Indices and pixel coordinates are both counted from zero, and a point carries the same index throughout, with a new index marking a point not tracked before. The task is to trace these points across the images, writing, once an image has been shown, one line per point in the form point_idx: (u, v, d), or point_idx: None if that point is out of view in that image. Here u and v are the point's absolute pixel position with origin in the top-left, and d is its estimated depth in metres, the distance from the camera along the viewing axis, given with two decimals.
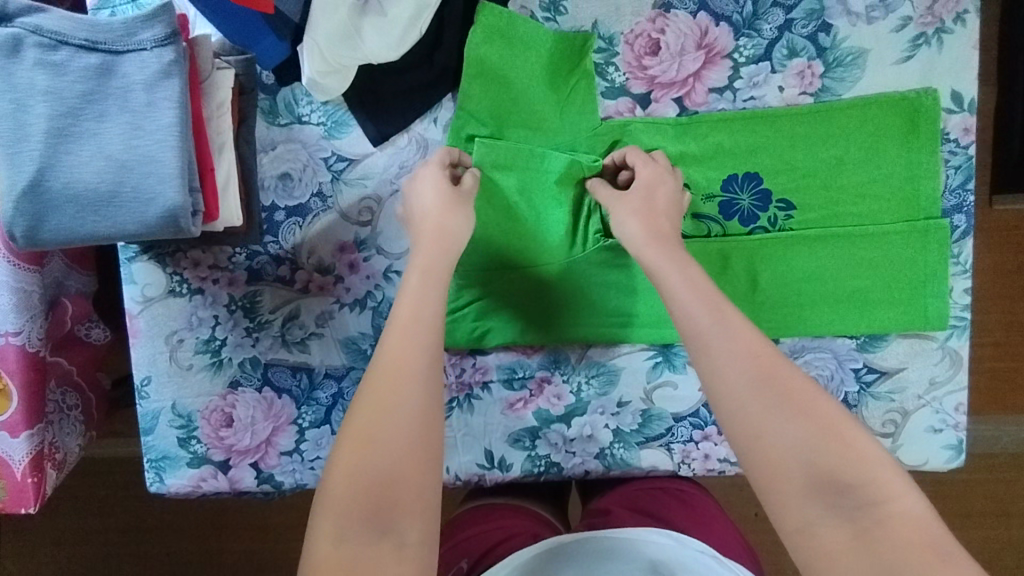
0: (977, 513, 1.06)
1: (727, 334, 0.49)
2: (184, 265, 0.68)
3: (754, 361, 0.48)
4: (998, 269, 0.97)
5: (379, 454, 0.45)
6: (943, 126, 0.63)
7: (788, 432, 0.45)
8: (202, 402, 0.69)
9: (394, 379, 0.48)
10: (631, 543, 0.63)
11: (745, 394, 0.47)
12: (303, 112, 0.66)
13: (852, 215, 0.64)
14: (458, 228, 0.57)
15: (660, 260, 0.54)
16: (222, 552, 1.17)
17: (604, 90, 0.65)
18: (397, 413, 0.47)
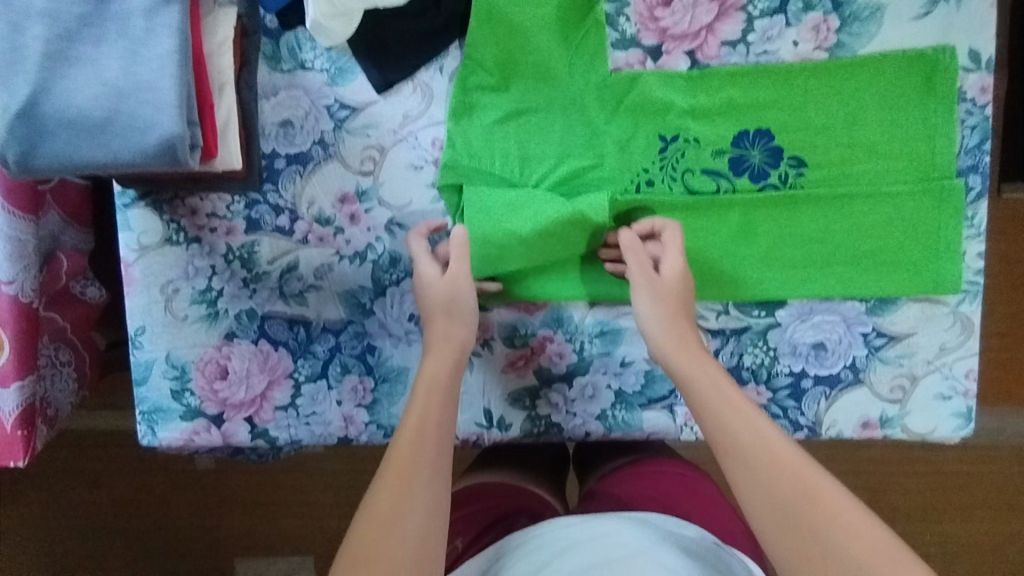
0: (979, 505, 1.05)
1: (751, 431, 0.53)
2: (182, 213, 0.66)
3: (777, 470, 0.51)
4: (1005, 256, 0.96)
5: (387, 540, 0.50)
6: (960, 85, 0.62)
7: (820, 539, 0.47)
8: (196, 354, 0.68)
9: (405, 473, 0.53)
10: (647, 519, 0.65)
11: (770, 504, 0.50)
12: (306, 57, 0.64)
13: (866, 174, 0.62)
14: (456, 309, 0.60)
15: (684, 355, 0.58)
16: (214, 527, 1.15)
17: (615, 41, 0.63)
18: (405, 505, 0.51)
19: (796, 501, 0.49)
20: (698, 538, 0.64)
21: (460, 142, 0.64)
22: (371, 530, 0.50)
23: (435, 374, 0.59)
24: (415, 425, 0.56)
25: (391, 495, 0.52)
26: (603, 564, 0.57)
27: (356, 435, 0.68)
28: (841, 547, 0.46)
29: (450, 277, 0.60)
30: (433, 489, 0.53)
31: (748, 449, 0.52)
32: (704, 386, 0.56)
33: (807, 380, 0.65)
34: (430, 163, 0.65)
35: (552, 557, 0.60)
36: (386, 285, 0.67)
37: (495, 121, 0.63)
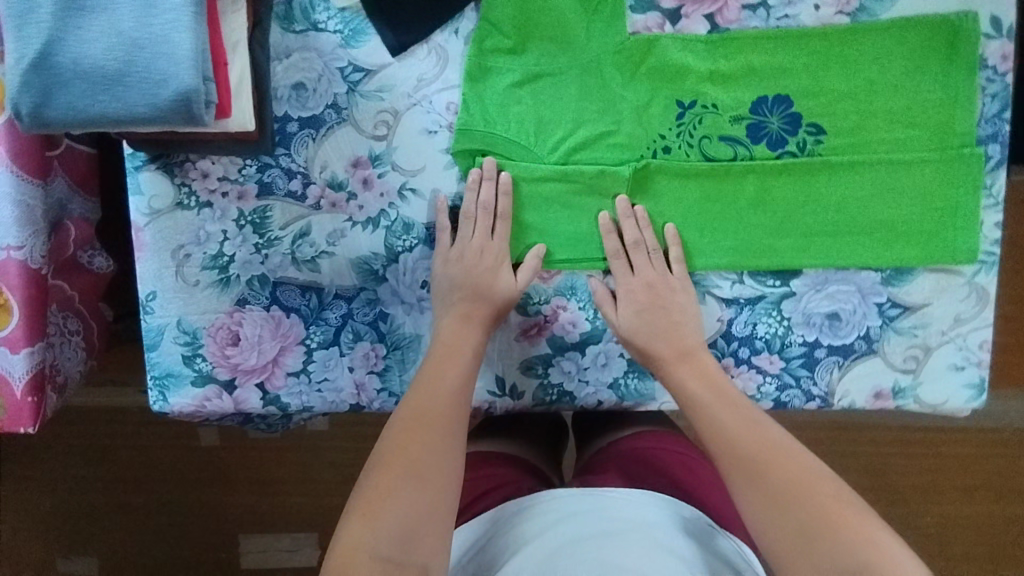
0: (982, 488, 1.05)
1: (738, 419, 0.59)
2: (194, 176, 0.66)
3: (756, 451, 0.57)
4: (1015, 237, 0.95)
5: (415, 467, 0.56)
6: (982, 53, 0.61)
7: (780, 500, 0.54)
8: (208, 319, 0.68)
9: (424, 420, 0.59)
10: (643, 495, 0.65)
11: (749, 477, 0.56)
12: (319, 18, 0.63)
13: (884, 142, 0.62)
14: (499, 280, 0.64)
15: (683, 360, 0.63)
16: (219, 504, 1.16)
17: (633, 3, 0.62)
18: (429, 443, 0.58)
19: (772, 478, 0.55)
20: (689, 520, 0.64)
21: (476, 106, 0.63)
22: (396, 459, 0.57)
23: (455, 340, 0.63)
24: (437, 373, 0.62)
25: (415, 432, 0.58)
26: (595, 537, 0.58)
27: (368, 402, 0.68)
28: (795, 506, 0.53)
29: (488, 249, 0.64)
30: (450, 433, 0.59)
31: (732, 435, 0.59)
32: (693, 377, 0.62)
33: (820, 350, 0.65)
34: (444, 128, 0.64)
35: (547, 526, 0.61)
36: (399, 252, 0.66)
37: (511, 85, 0.63)
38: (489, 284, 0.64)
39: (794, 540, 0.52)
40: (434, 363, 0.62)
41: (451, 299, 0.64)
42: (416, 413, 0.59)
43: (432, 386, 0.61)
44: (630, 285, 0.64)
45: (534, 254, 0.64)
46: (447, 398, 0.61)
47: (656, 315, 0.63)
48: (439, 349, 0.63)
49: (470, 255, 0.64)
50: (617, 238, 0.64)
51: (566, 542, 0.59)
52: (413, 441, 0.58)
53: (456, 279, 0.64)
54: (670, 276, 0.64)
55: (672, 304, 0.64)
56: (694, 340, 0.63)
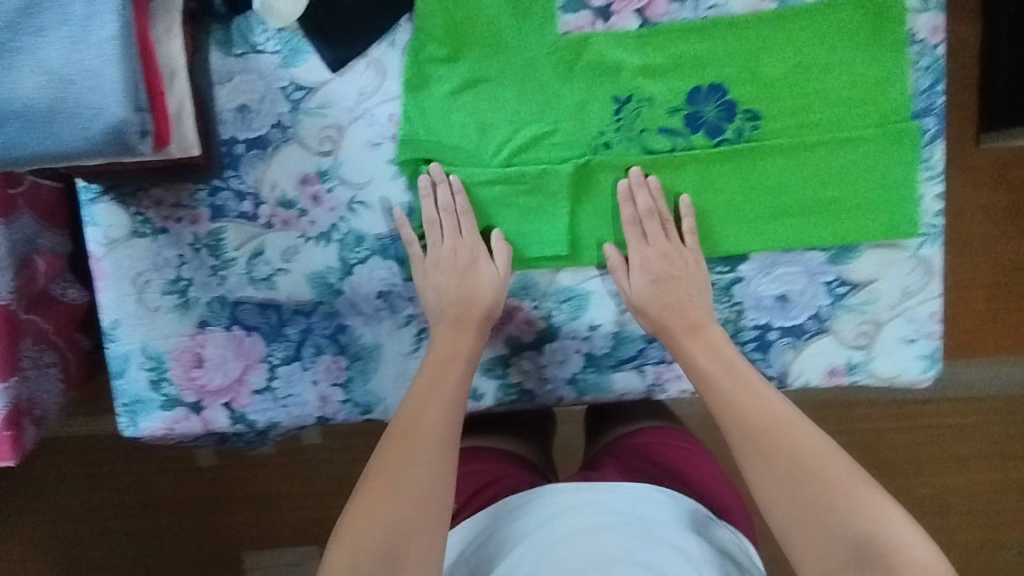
0: (968, 456, 1.06)
1: (751, 396, 0.58)
2: (147, 204, 0.67)
3: (768, 425, 0.56)
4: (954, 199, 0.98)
5: (405, 480, 0.55)
6: (911, 27, 0.61)
7: (794, 475, 0.54)
8: (172, 343, 0.69)
9: (413, 432, 0.58)
10: (641, 490, 0.65)
11: (761, 452, 0.55)
12: (258, 40, 0.64)
13: (819, 123, 0.63)
14: (481, 280, 0.64)
15: (690, 338, 0.62)
16: (222, 524, 1.17)
17: (563, 3, 0.62)
18: (418, 456, 0.57)
19: (781, 453, 0.55)
20: (681, 510, 0.65)
21: (417, 116, 0.64)
22: (385, 473, 0.56)
23: (450, 351, 0.63)
24: (435, 368, 0.62)
25: (405, 444, 0.57)
26: (591, 531, 0.59)
27: (333, 414, 0.69)
28: (807, 482, 0.53)
29: (461, 244, 0.65)
30: (442, 441, 0.58)
31: (744, 410, 0.58)
32: (702, 351, 0.62)
33: (773, 332, 0.66)
34: (387, 139, 0.65)
35: (542, 522, 0.62)
36: (352, 264, 0.67)
37: (449, 92, 0.63)
38: (474, 278, 0.64)
39: (806, 518, 0.52)
40: (430, 368, 0.62)
41: (443, 302, 0.64)
42: (408, 422, 0.59)
43: (425, 397, 0.60)
44: (648, 251, 0.64)
45: (494, 237, 0.65)
46: (445, 400, 0.60)
47: (667, 287, 0.63)
48: (444, 347, 0.63)
49: (445, 261, 0.65)
50: (632, 206, 0.64)
51: (565, 534, 0.59)
52: (404, 454, 0.57)
53: (442, 282, 0.64)
54: (684, 247, 0.64)
55: (682, 275, 0.64)
56: (702, 315, 0.63)
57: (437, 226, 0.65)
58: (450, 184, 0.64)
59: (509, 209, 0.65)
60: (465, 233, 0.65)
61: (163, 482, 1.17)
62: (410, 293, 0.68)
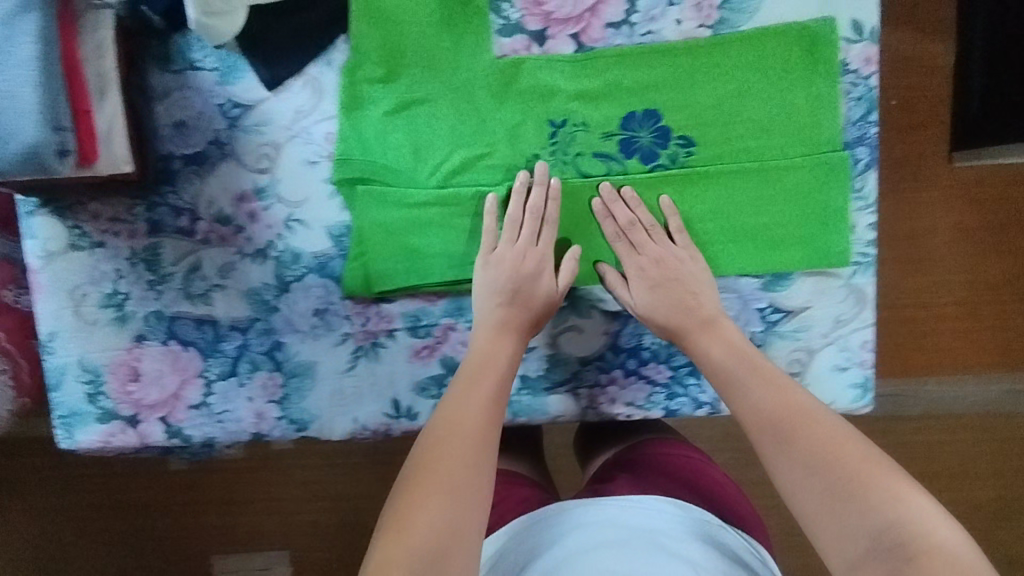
0: (943, 462, 1.07)
1: (772, 389, 0.56)
2: (84, 218, 0.67)
3: (786, 414, 0.54)
4: (908, 204, 0.89)
5: (450, 472, 0.52)
6: (844, 57, 0.61)
7: (816, 462, 0.51)
8: (109, 357, 0.69)
9: (460, 426, 0.55)
10: (646, 501, 0.64)
11: (783, 441, 0.53)
12: (196, 57, 0.64)
13: (753, 150, 0.62)
14: (535, 282, 0.63)
15: (702, 334, 0.61)
16: (192, 524, 1.16)
17: (500, 27, 0.63)
18: (462, 448, 0.54)
19: (801, 441, 0.52)
20: (694, 523, 0.63)
21: (353, 136, 0.64)
22: (430, 467, 0.52)
23: (489, 354, 0.61)
24: (482, 362, 0.60)
25: (451, 437, 0.54)
26: (601, 546, 0.59)
27: (268, 430, 0.69)
28: (828, 468, 0.50)
29: (517, 253, 0.63)
30: (486, 434, 0.56)
31: (767, 403, 0.56)
32: (717, 343, 0.61)
33: None
34: (324, 158, 0.65)
35: (555, 538, 0.61)
36: (289, 282, 0.67)
37: (385, 113, 0.63)
38: (532, 288, 0.63)
39: (827, 505, 0.49)
40: (475, 362, 0.60)
41: (489, 304, 0.63)
42: (450, 416, 0.56)
43: (466, 391, 0.58)
44: (641, 264, 0.63)
45: (570, 253, 0.64)
46: (484, 400, 0.57)
47: (667, 291, 0.62)
48: (483, 347, 0.61)
49: (510, 259, 0.63)
50: (613, 220, 0.63)
51: (583, 548, 0.59)
52: (446, 446, 0.54)
53: (494, 281, 0.63)
54: (678, 246, 0.63)
55: (682, 276, 0.63)
56: (712, 309, 0.62)
57: (515, 227, 0.63)
58: (548, 188, 0.63)
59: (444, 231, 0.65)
60: (540, 242, 0.64)
61: (133, 484, 1.15)
62: (346, 311, 0.68)
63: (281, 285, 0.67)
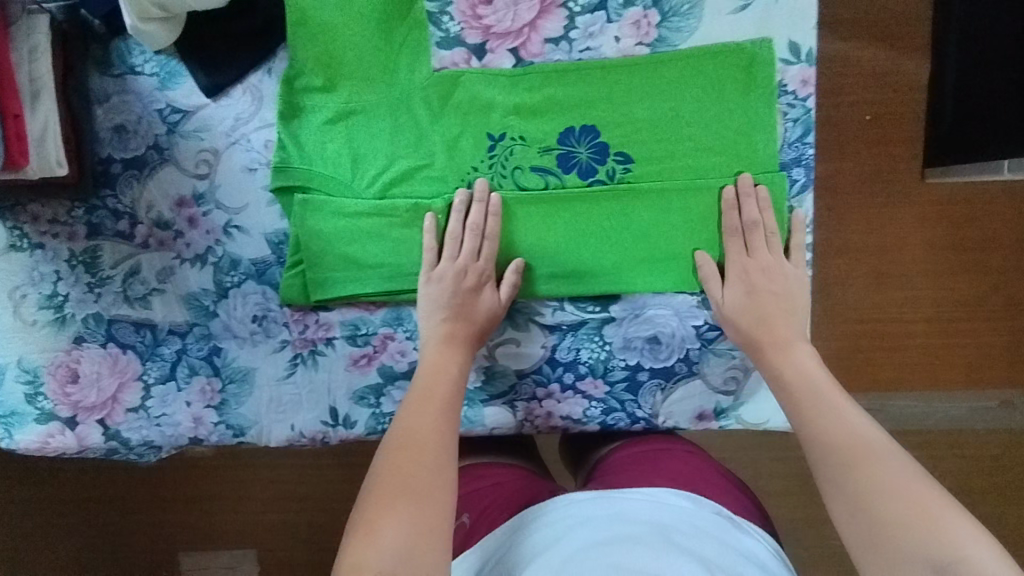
0: (976, 491, 0.93)
1: (840, 418, 0.55)
2: (24, 219, 0.67)
3: (848, 441, 0.52)
4: (863, 219, 0.86)
5: (415, 479, 0.52)
6: (781, 78, 0.62)
7: (871, 489, 0.49)
8: (48, 358, 0.68)
9: (420, 437, 0.55)
10: (660, 497, 0.56)
11: (841, 468, 0.51)
12: (136, 62, 0.65)
13: (689, 168, 0.62)
14: (479, 301, 0.63)
15: (778, 354, 0.60)
16: (160, 520, 1.04)
17: (438, 40, 0.63)
18: (425, 458, 0.53)
19: (860, 473, 0.50)
20: (709, 520, 0.55)
21: (292, 144, 0.64)
22: (394, 476, 0.52)
23: (439, 367, 0.61)
24: (434, 376, 0.60)
25: (413, 449, 0.54)
26: (613, 542, 0.49)
27: (206, 435, 0.69)
28: (880, 492, 0.48)
29: (455, 266, 0.63)
30: (445, 441, 0.56)
31: (831, 431, 0.54)
32: (787, 370, 0.60)
33: (643, 373, 0.66)
34: (263, 165, 0.65)
35: (557, 538, 0.52)
36: (228, 287, 0.67)
37: (324, 123, 0.64)
38: (473, 304, 0.63)
39: (880, 535, 0.47)
40: (427, 375, 0.60)
41: (434, 320, 0.63)
42: (408, 427, 0.56)
43: (424, 402, 0.58)
44: (739, 265, 0.62)
45: (512, 267, 0.63)
46: (439, 407, 0.58)
47: (758, 298, 0.62)
48: (434, 358, 0.61)
49: (450, 277, 0.63)
50: (737, 215, 0.62)
51: (578, 549, 0.50)
52: (411, 457, 0.53)
53: (439, 299, 0.63)
54: (784, 262, 0.63)
55: (781, 290, 0.63)
56: (789, 332, 0.62)
57: (457, 243, 0.63)
58: (489, 203, 0.63)
59: (381, 240, 0.64)
60: (481, 259, 0.63)
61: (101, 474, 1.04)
62: (284, 318, 0.68)
63: (218, 290, 0.67)
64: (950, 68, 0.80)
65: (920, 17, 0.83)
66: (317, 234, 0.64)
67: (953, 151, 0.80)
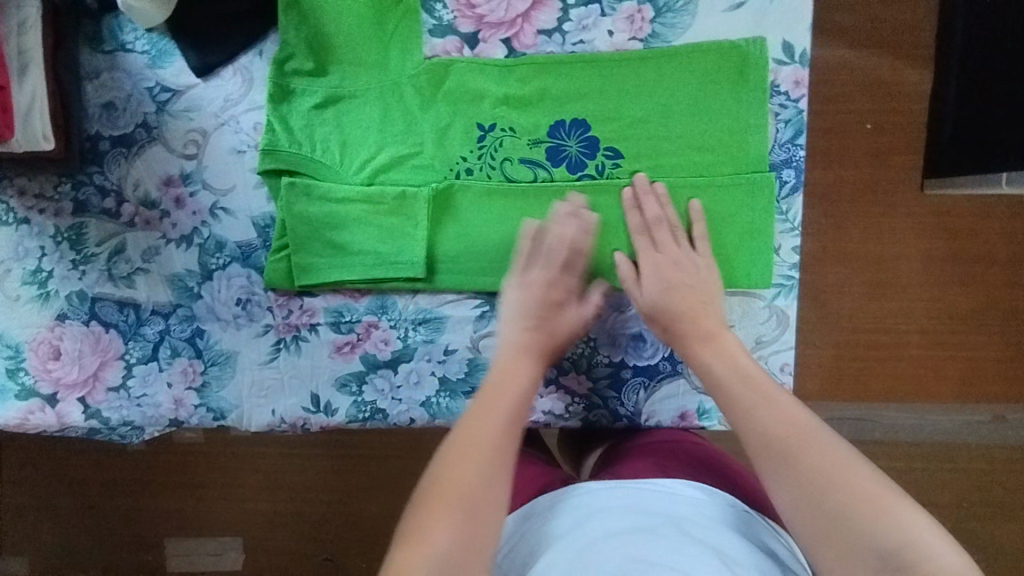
0: (971, 504, 0.91)
1: (771, 409, 0.49)
2: (11, 193, 0.67)
3: (787, 432, 0.48)
4: (863, 226, 0.85)
5: (466, 482, 0.47)
6: (774, 78, 0.62)
7: (818, 487, 0.45)
8: (30, 334, 0.67)
9: (479, 437, 0.50)
10: (676, 487, 0.54)
11: (780, 464, 0.47)
12: (127, 39, 0.65)
13: (679, 166, 0.62)
14: (560, 310, 0.60)
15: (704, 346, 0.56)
16: (145, 505, 1.00)
17: (431, 27, 0.63)
18: (481, 460, 0.48)
19: (801, 470, 0.46)
20: (725, 512, 0.53)
21: (281, 127, 0.63)
22: (448, 477, 0.47)
23: (508, 367, 0.55)
24: (504, 375, 0.55)
25: (472, 448, 0.49)
26: (627, 530, 0.48)
27: (186, 418, 0.68)
28: (829, 491, 0.44)
29: (546, 275, 0.59)
30: (505, 445, 0.50)
31: (766, 424, 0.49)
32: (717, 361, 0.54)
33: (626, 371, 0.66)
34: (251, 147, 0.65)
35: (571, 528, 0.50)
36: (212, 269, 0.67)
37: (313, 107, 0.64)
38: (556, 318, 0.59)
39: (829, 534, 0.43)
40: (498, 374, 0.55)
41: (513, 324, 0.58)
42: (469, 425, 0.51)
43: (490, 401, 0.53)
44: (657, 258, 0.60)
45: (598, 287, 0.62)
46: (505, 417, 0.52)
47: (683, 294, 0.59)
48: (506, 357, 0.56)
49: (538, 287, 0.59)
50: (639, 214, 0.61)
51: (597, 537, 0.48)
52: (467, 457, 0.48)
53: (524, 304, 0.59)
54: (695, 253, 0.61)
55: (697, 282, 0.60)
56: (714, 323, 0.57)
57: (547, 255, 0.60)
58: (583, 220, 0.60)
59: (367, 227, 0.64)
60: (570, 275, 0.60)
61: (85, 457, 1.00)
62: (268, 302, 0.67)
63: (203, 271, 0.67)
64: (954, 79, 0.79)
65: (924, 23, 0.81)
66: (304, 218, 0.63)
67: (956, 161, 0.79)
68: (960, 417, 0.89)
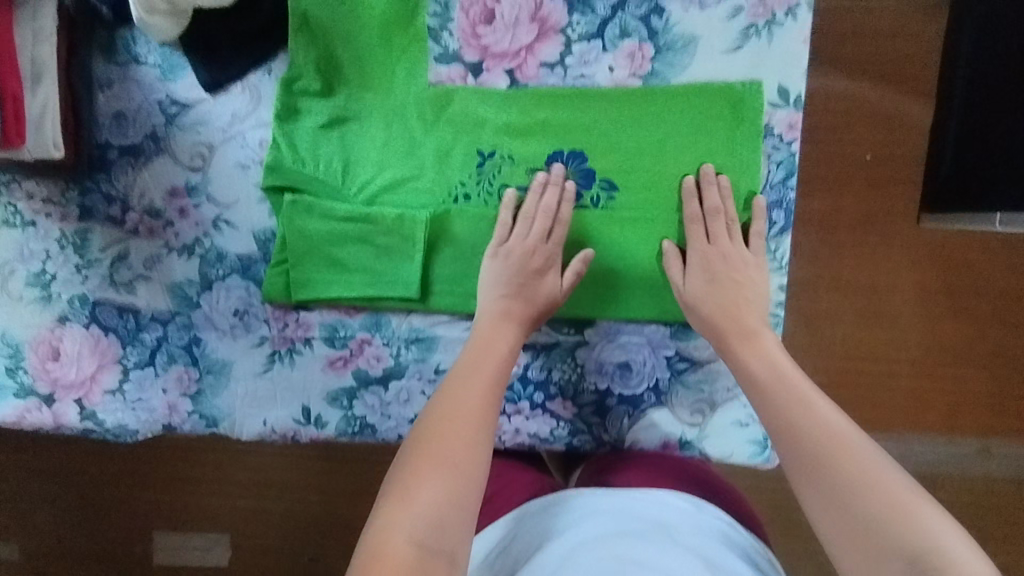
0: None
1: (813, 417, 0.51)
2: (19, 196, 0.68)
3: (820, 439, 0.49)
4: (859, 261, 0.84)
5: (446, 442, 0.48)
6: (769, 120, 0.64)
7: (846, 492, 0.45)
8: (31, 334, 0.69)
9: (459, 400, 0.52)
10: (660, 496, 0.56)
11: (814, 470, 0.48)
12: (140, 52, 0.67)
13: (672, 200, 0.63)
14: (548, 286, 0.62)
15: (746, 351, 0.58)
16: (134, 501, 1.01)
17: (437, 55, 0.65)
18: (460, 421, 0.50)
19: (835, 475, 0.46)
20: (709, 523, 0.54)
21: (286, 145, 0.65)
22: (428, 439, 0.49)
23: (490, 341, 0.58)
24: (483, 347, 0.58)
25: (450, 411, 0.51)
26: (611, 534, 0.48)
27: (178, 423, 0.69)
28: (858, 496, 0.44)
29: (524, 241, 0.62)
30: (483, 408, 0.52)
31: (807, 432, 0.50)
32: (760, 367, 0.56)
33: (611, 399, 0.67)
34: (256, 162, 0.67)
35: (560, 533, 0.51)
36: (212, 279, 0.68)
37: (318, 126, 0.65)
38: (536, 286, 0.61)
39: (860, 538, 0.43)
40: (478, 347, 0.58)
41: (495, 294, 0.61)
42: (447, 393, 0.53)
43: (467, 371, 0.55)
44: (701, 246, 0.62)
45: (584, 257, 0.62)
46: (482, 384, 0.54)
47: (718, 285, 0.61)
48: (487, 329, 0.59)
49: (518, 253, 0.61)
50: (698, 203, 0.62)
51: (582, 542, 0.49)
52: (446, 420, 0.50)
53: (503, 274, 0.61)
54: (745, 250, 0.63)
55: (741, 275, 0.62)
56: (758, 324, 0.60)
57: (528, 221, 0.62)
58: (563, 188, 0.63)
59: (365, 247, 0.65)
60: (551, 241, 0.62)
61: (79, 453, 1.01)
62: (264, 315, 0.69)
63: (202, 280, 0.68)
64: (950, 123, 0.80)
65: None
66: (304, 234, 0.65)
67: (949, 203, 0.80)
68: (952, 452, 0.90)
